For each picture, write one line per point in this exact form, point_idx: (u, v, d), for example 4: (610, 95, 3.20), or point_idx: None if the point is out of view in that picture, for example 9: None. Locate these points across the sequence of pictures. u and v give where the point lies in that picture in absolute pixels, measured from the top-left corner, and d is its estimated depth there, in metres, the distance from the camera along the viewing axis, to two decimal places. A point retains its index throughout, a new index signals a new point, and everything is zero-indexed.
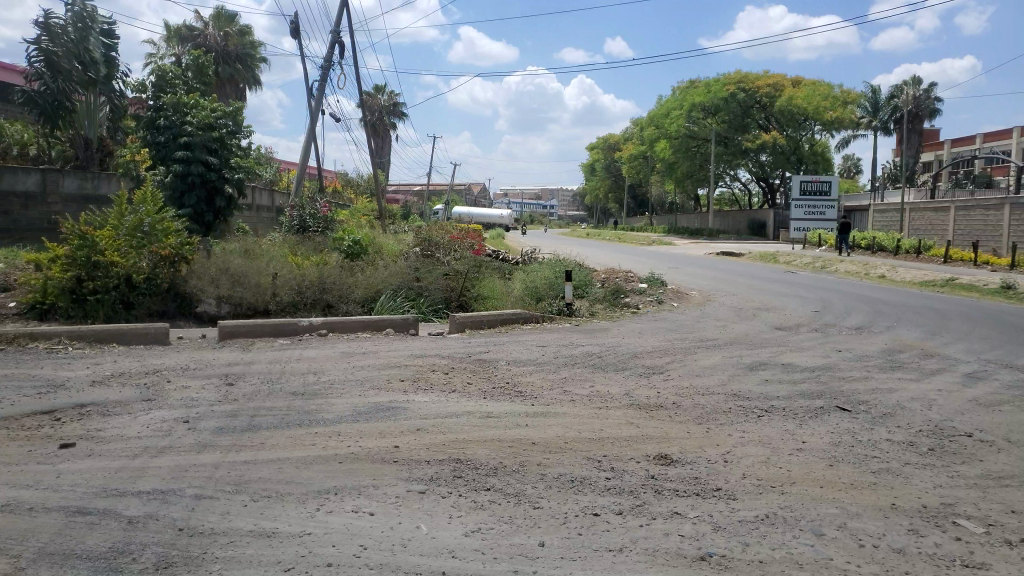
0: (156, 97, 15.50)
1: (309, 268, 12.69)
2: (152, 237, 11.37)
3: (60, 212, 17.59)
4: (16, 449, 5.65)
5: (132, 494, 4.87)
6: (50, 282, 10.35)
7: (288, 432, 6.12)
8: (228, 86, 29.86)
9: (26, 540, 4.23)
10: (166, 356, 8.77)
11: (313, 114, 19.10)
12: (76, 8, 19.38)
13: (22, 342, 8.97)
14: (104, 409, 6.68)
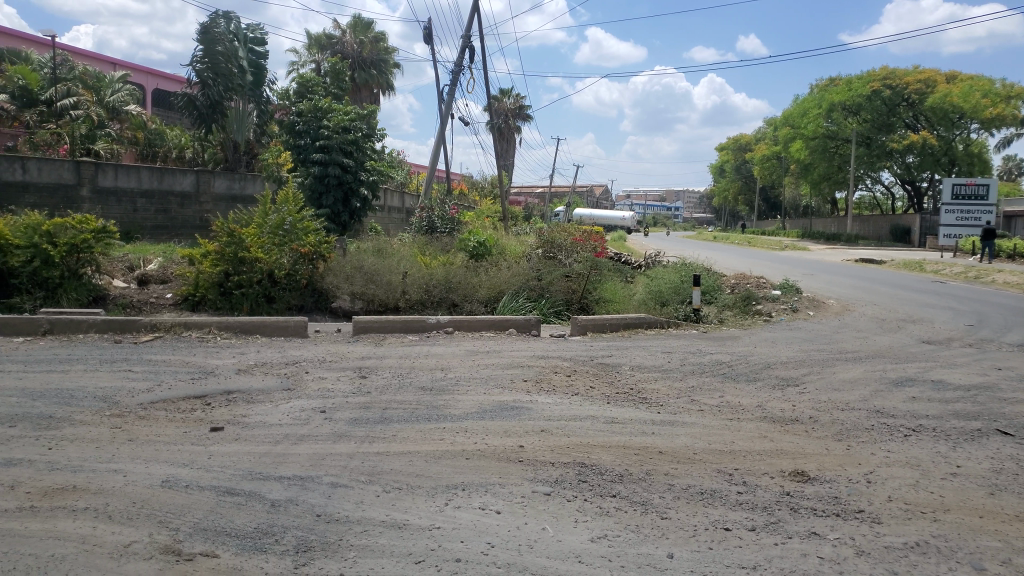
0: (297, 104, 16.30)
1: (436, 268, 13.00)
2: (293, 235, 11.98)
3: (211, 210, 18.90)
4: (174, 430, 6.10)
5: (275, 479, 5.15)
6: (202, 276, 11.29)
7: (418, 426, 6.28)
8: (363, 91, 31.14)
9: (184, 515, 4.55)
10: (305, 348, 9.22)
11: (443, 118, 19.56)
12: (227, 21, 20.81)
13: (178, 331, 9.69)
14: (249, 397, 7.10)
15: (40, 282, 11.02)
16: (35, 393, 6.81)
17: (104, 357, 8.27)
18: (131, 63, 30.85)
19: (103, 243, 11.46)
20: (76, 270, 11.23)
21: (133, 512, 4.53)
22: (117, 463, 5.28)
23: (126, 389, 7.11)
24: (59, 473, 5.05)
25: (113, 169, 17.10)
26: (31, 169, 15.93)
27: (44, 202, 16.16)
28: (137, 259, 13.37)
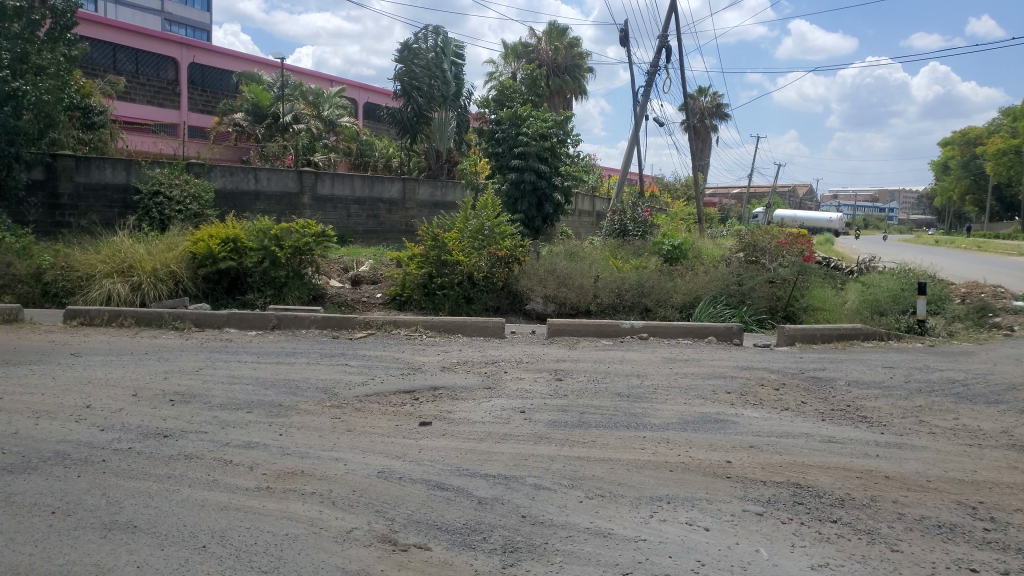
0: (496, 112, 16.73)
1: (630, 272, 12.82)
2: (492, 239, 12.32)
3: (415, 216, 20.07)
4: (387, 422, 6.44)
5: (481, 477, 5.26)
6: (408, 278, 11.97)
7: (617, 433, 6.18)
8: (556, 97, 31.62)
9: (398, 506, 4.76)
10: (503, 348, 9.44)
11: (638, 119, 19.32)
12: (432, 36, 22.15)
13: (387, 329, 10.27)
14: (454, 393, 7.36)
15: (269, 281, 12.15)
16: (267, 382, 7.51)
17: (323, 351, 8.96)
18: (346, 79, 33.46)
19: (323, 246, 12.42)
20: (299, 271, 12.25)
21: (355, 500, 4.81)
22: (339, 451, 5.65)
23: (344, 382, 7.64)
24: (290, 457, 5.49)
25: (330, 178, 18.56)
26: (262, 179, 17.61)
27: (272, 209, 17.82)
28: (351, 262, 14.42)
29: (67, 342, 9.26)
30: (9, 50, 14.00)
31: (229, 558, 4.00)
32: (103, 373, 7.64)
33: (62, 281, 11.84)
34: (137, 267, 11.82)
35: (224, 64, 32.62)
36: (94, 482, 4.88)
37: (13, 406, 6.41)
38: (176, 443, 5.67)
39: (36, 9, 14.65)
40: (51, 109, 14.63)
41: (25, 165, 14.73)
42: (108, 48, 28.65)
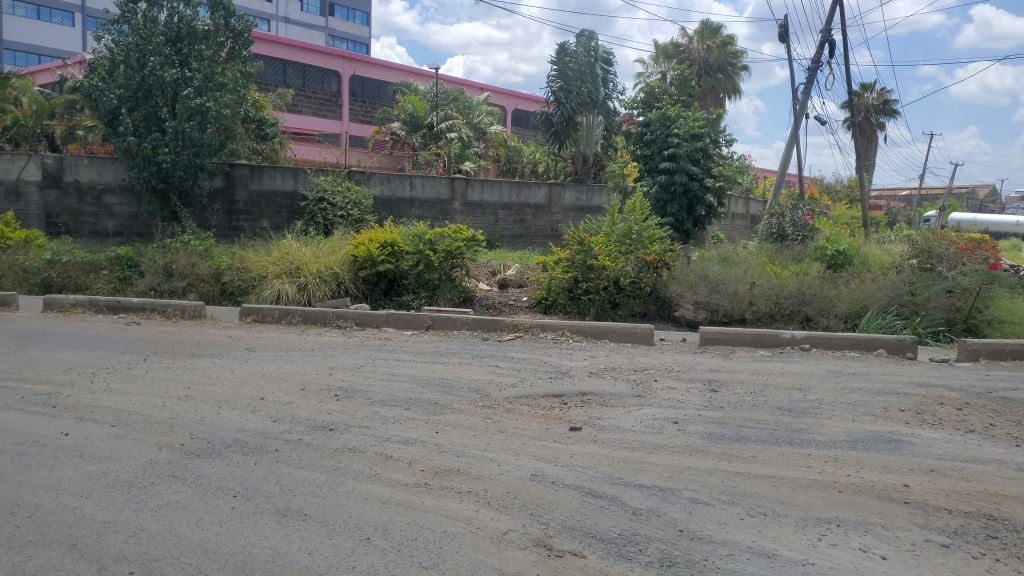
0: (644, 114, 16.36)
1: (789, 279, 12.23)
2: (640, 244, 12.09)
3: (561, 220, 20.16)
4: (537, 425, 6.47)
5: (635, 486, 5.15)
6: (554, 281, 11.97)
7: (779, 449, 5.87)
8: (709, 97, 30.91)
9: (552, 510, 4.74)
10: (653, 356, 9.25)
11: (797, 118, 18.41)
12: (583, 39, 22.13)
13: (534, 332, 10.34)
14: (603, 400, 7.27)
15: (423, 283, 12.57)
16: (422, 380, 7.74)
17: (475, 353, 9.14)
18: (496, 86, 34.18)
19: (472, 250, 12.72)
20: (450, 274, 12.60)
21: (509, 501, 4.85)
22: (492, 452, 5.72)
23: (495, 383, 7.74)
24: (446, 455, 5.62)
25: (479, 184, 18.98)
26: (416, 186, 18.29)
27: (425, 214, 18.47)
28: (499, 265, 14.67)
29: (244, 337, 9.99)
30: (199, 70, 15.35)
31: (392, 552, 4.13)
32: (275, 367, 8.19)
33: (237, 281, 12.83)
34: (303, 269, 12.58)
35: (382, 76, 34.28)
36: (269, 469, 5.21)
37: (199, 395, 6.99)
38: (341, 436, 5.96)
39: (220, 32, 15.89)
40: (231, 123, 15.90)
41: (207, 174, 16.10)
42: (280, 65, 30.82)
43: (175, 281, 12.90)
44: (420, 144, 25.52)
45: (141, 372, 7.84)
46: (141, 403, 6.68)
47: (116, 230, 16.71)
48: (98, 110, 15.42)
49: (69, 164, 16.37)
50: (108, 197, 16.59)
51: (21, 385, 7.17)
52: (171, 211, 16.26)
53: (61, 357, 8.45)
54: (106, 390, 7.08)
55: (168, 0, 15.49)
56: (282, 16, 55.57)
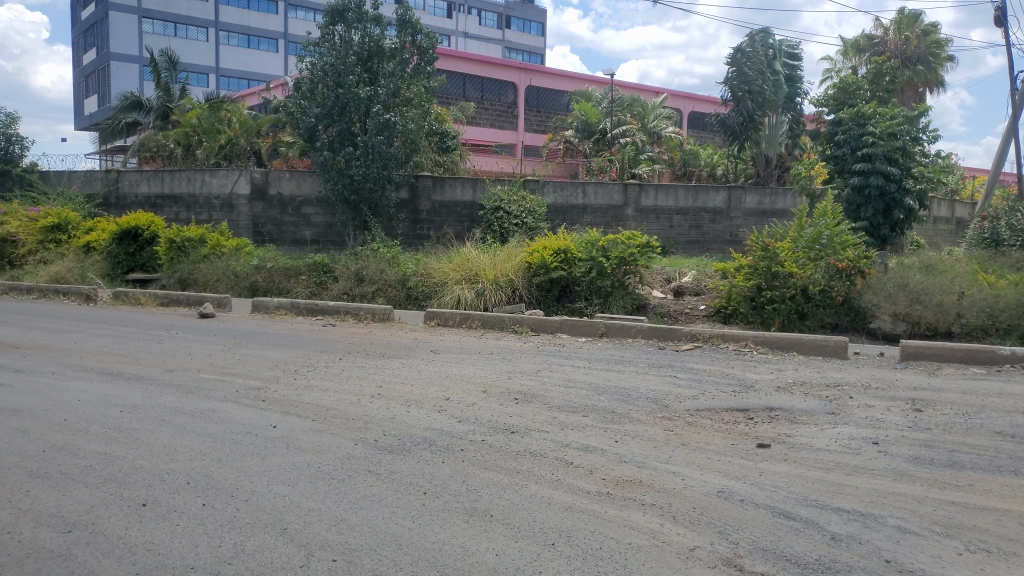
0: (836, 113, 15.34)
1: (1005, 288, 11.00)
2: (831, 250, 11.42)
3: (741, 225, 19.40)
4: (722, 440, 6.21)
5: (833, 510, 4.80)
6: (735, 289, 11.52)
7: (1001, 478, 5.26)
8: (908, 91, 28.41)
9: (742, 529, 4.52)
10: (846, 370, 8.63)
11: (1015, 109, 16.54)
12: (761, 36, 21.30)
13: (715, 342, 10.00)
14: (792, 416, 6.86)
15: (596, 290, 12.52)
16: (600, 388, 7.68)
17: (652, 362, 8.97)
18: (671, 90, 33.59)
19: (647, 257, 12.57)
20: (624, 281, 12.52)
21: (695, 517, 4.68)
22: (677, 465, 5.56)
23: (675, 394, 7.54)
24: (628, 465, 5.53)
25: (654, 189, 18.72)
26: (589, 193, 18.35)
27: (599, 221, 18.47)
28: (674, 272, 14.37)
29: (428, 340, 10.44)
30: (385, 87, 16.33)
31: (578, 560, 4.11)
32: (458, 369, 8.48)
33: (422, 286, 13.49)
34: (481, 275, 12.98)
35: (557, 84, 34.75)
36: (456, 468, 5.38)
37: (389, 393, 7.38)
38: (523, 439, 6.04)
39: (407, 48, 17.03)
40: (416, 136, 16.79)
41: (394, 185, 17.03)
42: (461, 79, 32.09)
43: (365, 286, 13.73)
44: (593, 152, 25.62)
45: (337, 371, 8.40)
46: (338, 399, 7.15)
47: (314, 238, 18.16)
48: (299, 127, 16.71)
49: (274, 178, 17.92)
50: (307, 208, 18.05)
51: (236, 379, 7.92)
52: (362, 220, 17.37)
53: (268, 354, 9.26)
54: (308, 387, 7.65)
55: (361, 22, 16.57)
56: (462, 31, 57.65)
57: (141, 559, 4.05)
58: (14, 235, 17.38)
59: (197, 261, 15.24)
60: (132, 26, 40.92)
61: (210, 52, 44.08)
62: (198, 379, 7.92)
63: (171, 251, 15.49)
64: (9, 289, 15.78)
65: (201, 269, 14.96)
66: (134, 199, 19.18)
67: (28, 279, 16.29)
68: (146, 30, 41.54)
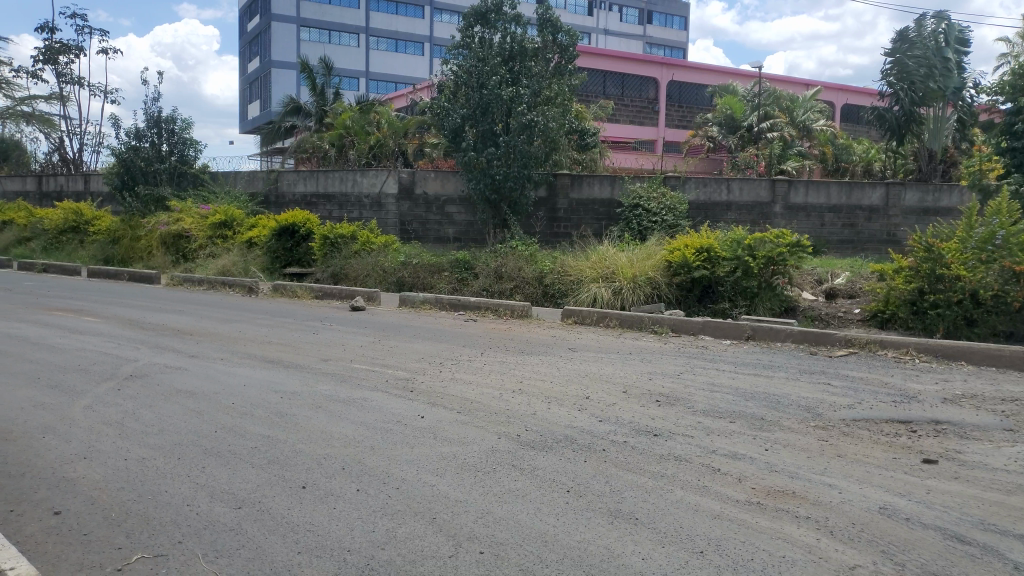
0: (1013, 101, 14.05)
1: None
2: (1004, 252, 10.42)
3: (900, 224, 18.19)
4: (882, 453, 5.81)
5: (1015, 538, 4.38)
6: (894, 292, 10.79)
7: None
8: None
9: (909, 551, 4.20)
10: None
11: None
12: (934, 21, 19.75)
13: (872, 348, 9.41)
14: (963, 432, 6.32)
15: (741, 290, 12.08)
16: (747, 394, 7.41)
17: (802, 367, 8.56)
18: (823, 82, 31.93)
19: (796, 257, 12.00)
20: (771, 282, 12.02)
21: (855, 534, 4.41)
22: (833, 477, 5.26)
23: (828, 402, 7.14)
24: (778, 475, 5.29)
25: (804, 186, 17.86)
26: (734, 189, 17.74)
27: (744, 219, 17.82)
28: (826, 274, 13.66)
29: (567, 338, 10.45)
30: (528, 86, 16.56)
31: (727, 570, 3.97)
32: (598, 368, 8.43)
33: (559, 284, 13.54)
34: (619, 274, 12.85)
35: (700, 79, 33.90)
36: (599, 468, 5.35)
37: (530, 389, 7.45)
38: (666, 443, 5.92)
39: (548, 48, 17.35)
40: (556, 134, 16.89)
41: (534, 184, 17.20)
42: (601, 76, 31.96)
43: (504, 283, 13.93)
44: (738, 147, 24.83)
45: (479, 365, 8.56)
46: (482, 393, 7.30)
47: (456, 236, 18.72)
48: (444, 127, 17.20)
49: (420, 178, 18.57)
50: (450, 206, 18.63)
51: (385, 370, 8.26)
52: (501, 219, 17.65)
53: (415, 347, 9.58)
54: (452, 379, 7.87)
55: (503, 22, 16.91)
56: (603, 29, 57.24)
57: (303, 538, 4.29)
58: (187, 231, 18.96)
59: (348, 257, 16.04)
60: (291, 35, 43.61)
61: (361, 56, 46.26)
62: (350, 368, 8.33)
63: (325, 247, 16.38)
64: (183, 281, 17.25)
65: (352, 264, 15.72)
66: (291, 197, 20.43)
67: (200, 271, 17.74)
68: (303, 38, 44.13)
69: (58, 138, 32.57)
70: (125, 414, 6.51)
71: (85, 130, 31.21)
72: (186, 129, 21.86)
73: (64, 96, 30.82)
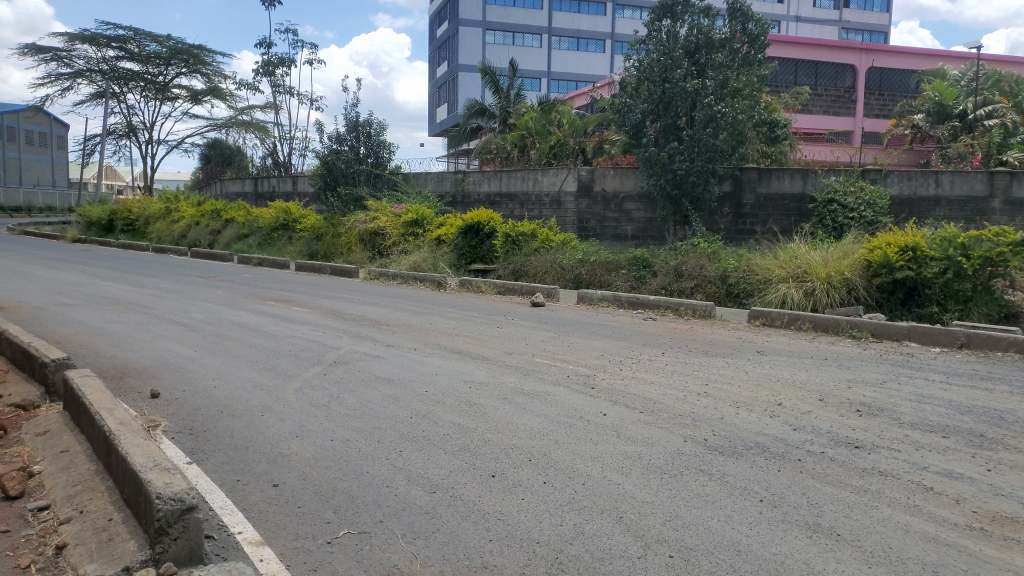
0: None
1: None
2: None
3: None
4: None
5: None
6: None
7: None
8: None
9: None
10: None
11: None
12: None
13: None
14: None
15: (951, 294, 11.01)
16: (963, 407, 6.70)
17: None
18: None
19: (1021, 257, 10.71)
20: (988, 285, 10.92)
21: None
22: None
23: None
24: (1005, 500, 4.74)
25: None
26: (944, 183, 16.17)
27: (955, 215, 16.17)
28: None
29: (753, 340, 10.02)
30: (714, 78, 16.02)
31: None
32: (790, 373, 7.99)
33: (744, 283, 13.02)
34: (811, 273, 12.11)
35: (906, 64, 31.22)
36: (795, 479, 5.06)
37: (717, 392, 7.20)
38: (870, 456, 5.50)
39: (738, 38, 16.61)
40: (743, 127, 16.22)
41: (718, 179, 16.65)
42: (793, 65, 30.36)
43: (684, 281, 13.54)
44: (949, 137, 22.61)
45: (662, 365, 8.40)
46: (665, 394, 7.16)
47: (634, 234, 18.53)
48: (626, 124, 17.08)
49: (599, 175, 18.60)
50: (629, 204, 18.47)
51: (567, 366, 8.32)
52: (682, 216, 17.28)
53: (595, 344, 9.58)
54: (634, 378, 7.78)
55: (690, 14, 16.46)
56: (793, 15, 54.60)
57: (493, 526, 4.42)
58: (382, 228, 20.18)
59: (528, 254, 16.38)
60: (477, 39, 45.26)
61: (543, 57, 47.05)
62: (533, 362, 8.48)
63: (507, 244, 16.85)
64: (379, 275, 18.39)
65: (531, 261, 16.01)
66: (476, 196, 21.17)
67: (393, 266, 18.84)
68: (489, 41, 45.62)
69: (272, 144, 35.89)
70: (331, 398, 7.04)
71: (294, 136, 34.15)
72: (380, 132, 23.31)
73: (277, 105, 33.93)
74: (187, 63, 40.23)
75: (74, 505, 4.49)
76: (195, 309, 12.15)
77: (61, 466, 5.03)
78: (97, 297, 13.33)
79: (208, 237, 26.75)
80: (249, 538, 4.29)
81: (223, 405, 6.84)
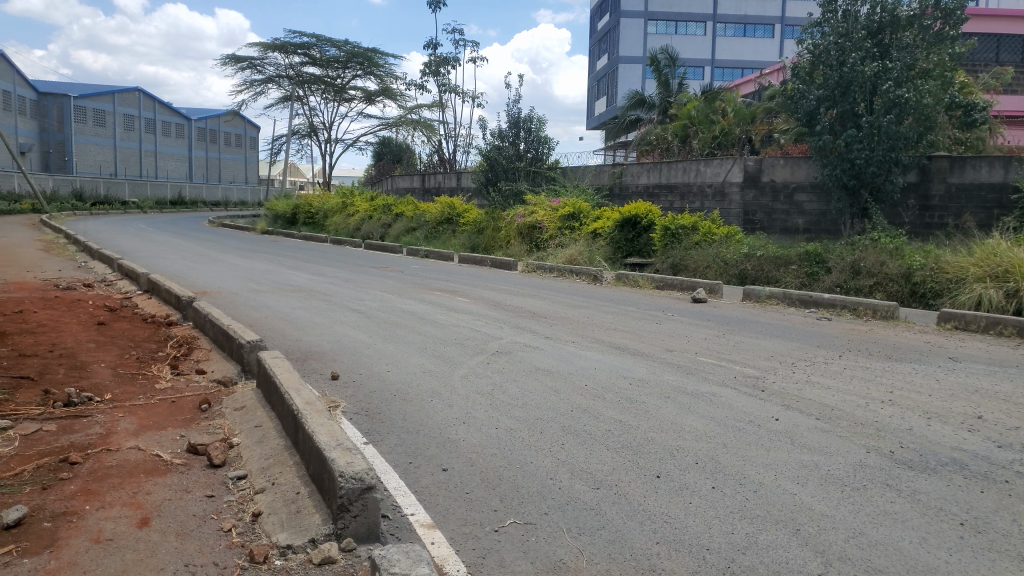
0: None
1: None
2: None
3: None
4: None
5: None
6: None
7: None
8: None
9: None
10: None
11: None
12: None
13: None
14: None
15: None
16: None
17: None
18: None
19: None
20: None
21: None
22: None
23: None
24: None
25: None
26: None
27: None
28: None
29: (944, 344, 9.15)
30: (899, 60, 14.76)
31: None
32: (989, 383, 7.20)
33: (931, 282, 11.96)
34: (1014, 272, 10.88)
35: None
36: (1001, 503, 4.54)
37: (903, 401, 6.63)
38: None
39: (928, 14, 15.12)
40: (932, 111, 14.86)
41: (902, 168, 15.38)
42: (995, 41, 27.51)
43: (862, 279, 12.60)
44: None
45: (838, 368, 7.87)
46: (843, 400, 6.68)
47: (806, 227, 17.63)
48: (798, 111, 16.16)
49: (768, 165, 17.71)
50: (799, 195, 17.55)
51: (733, 366, 7.98)
52: (861, 207, 16.15)
53: (764, 344, 9.14)
54: (809, 382, 7.33)
55: None
56: None
57: (660, 528, 4.30)
58: (541, 222, 20.35)
59: (688, 248, 15.93)
60: (639, 29, 44.48)
61: (707, 45, 45.62)
62: (697, 361, 8.22)
63: (666, 237, 16.48)
64: (536, 267, 18.51)
65: (692, 255, 15.52)
66: (635, 189, 20.85)
67: (550, 258, 18.91)
68: (650, 31, 44.73)
69: (438, 141, 37.23)
70: (496, 387, 7.17)
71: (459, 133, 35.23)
72: (541, 127, 23.49)
73: (444, 103, 35.16)
74: (362, 65, 42.61)
75: (267, 476, 4.86)
76: (368, 298, 12.85)
77: (255, 439, 5.46)
78: (283, 284, 14.44)
79: (379, 230, 28.22)
80: (422, 521, 4.43)
81: (395, 389, 7.16)
